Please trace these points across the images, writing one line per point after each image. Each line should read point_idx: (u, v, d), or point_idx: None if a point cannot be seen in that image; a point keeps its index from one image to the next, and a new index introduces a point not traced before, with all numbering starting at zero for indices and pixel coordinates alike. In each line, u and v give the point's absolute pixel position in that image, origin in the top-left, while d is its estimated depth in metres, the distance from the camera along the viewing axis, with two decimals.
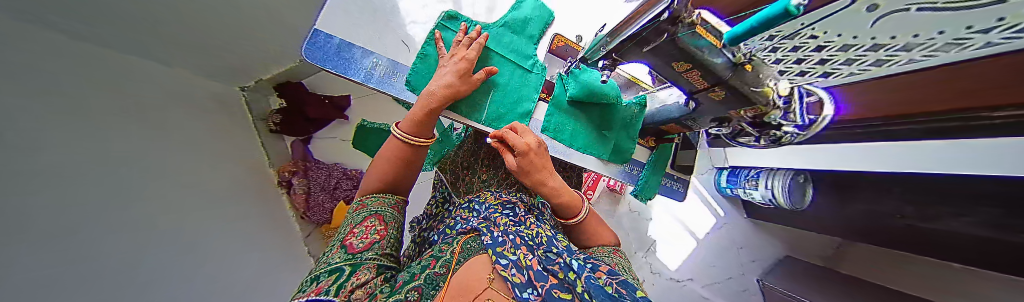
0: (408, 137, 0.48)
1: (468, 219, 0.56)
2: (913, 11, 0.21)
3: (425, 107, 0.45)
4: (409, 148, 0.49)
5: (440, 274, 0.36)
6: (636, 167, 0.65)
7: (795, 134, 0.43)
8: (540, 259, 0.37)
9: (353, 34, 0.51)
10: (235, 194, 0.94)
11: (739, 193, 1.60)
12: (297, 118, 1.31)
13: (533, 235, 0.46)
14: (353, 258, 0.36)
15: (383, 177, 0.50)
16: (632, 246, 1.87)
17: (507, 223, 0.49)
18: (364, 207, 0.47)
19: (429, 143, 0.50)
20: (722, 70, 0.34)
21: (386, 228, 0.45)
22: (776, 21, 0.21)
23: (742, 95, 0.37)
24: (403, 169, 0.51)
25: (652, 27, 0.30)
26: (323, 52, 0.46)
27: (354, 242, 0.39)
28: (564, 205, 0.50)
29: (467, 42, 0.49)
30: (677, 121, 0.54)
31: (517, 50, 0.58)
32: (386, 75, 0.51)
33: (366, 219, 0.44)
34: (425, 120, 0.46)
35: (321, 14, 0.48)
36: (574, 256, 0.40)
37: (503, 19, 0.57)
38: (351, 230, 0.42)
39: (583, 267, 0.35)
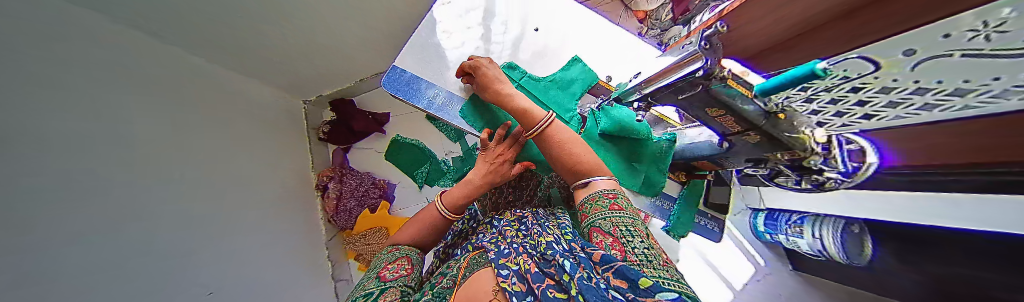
0: (445, 211, 0.54)
1: (484, 235, 0.59)
2: (921, 61, 0.33)
3: (467, 194, 0.54)
4: (444, 220, 0.55)
5: (448, 287, 0.41)
6: (666, 201, 0.65)
7: (839, 179, 0.42)
8: (537, 264, 0.38)
9: (421, 69, 0.62)
10: (268, 192, 1.02)
11: (781, 240, 1.47)
12: (344, 129, 1.48)
13: (536, 244, 0.47)
14: (382, 285, 0.39)
15: (420, 229, 0.54)
16: None
17: (511, 235, 0.52)
18: (395, 250, 0.51)
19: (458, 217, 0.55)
20: (756, 117, 0.37)
21: (412, 267, 0.47)
22: (806, 79, 0.25)
23: (779, 140, 0.39)
24: (434, 236, 0.56)
25: (686, 80, 0.35)
26: (396, 82, 0.58)
27: (386, 274, 0.43)
28: (523, 111, 0.53)
29: (511, 141, 0.55)
30: (709, 159, 0.55)
31: (558, 103, 0.63)
32: (443, 103, 0.60)
33: (399, 258, 0.48)
34: (466, 202, 0.54)
35: (400, 55, 0.62)
36: (570, 256, 0.38)
37: (552, 77, 0.67)
38: (384, 266, 0.45)
39: (578, 267, 0.33)
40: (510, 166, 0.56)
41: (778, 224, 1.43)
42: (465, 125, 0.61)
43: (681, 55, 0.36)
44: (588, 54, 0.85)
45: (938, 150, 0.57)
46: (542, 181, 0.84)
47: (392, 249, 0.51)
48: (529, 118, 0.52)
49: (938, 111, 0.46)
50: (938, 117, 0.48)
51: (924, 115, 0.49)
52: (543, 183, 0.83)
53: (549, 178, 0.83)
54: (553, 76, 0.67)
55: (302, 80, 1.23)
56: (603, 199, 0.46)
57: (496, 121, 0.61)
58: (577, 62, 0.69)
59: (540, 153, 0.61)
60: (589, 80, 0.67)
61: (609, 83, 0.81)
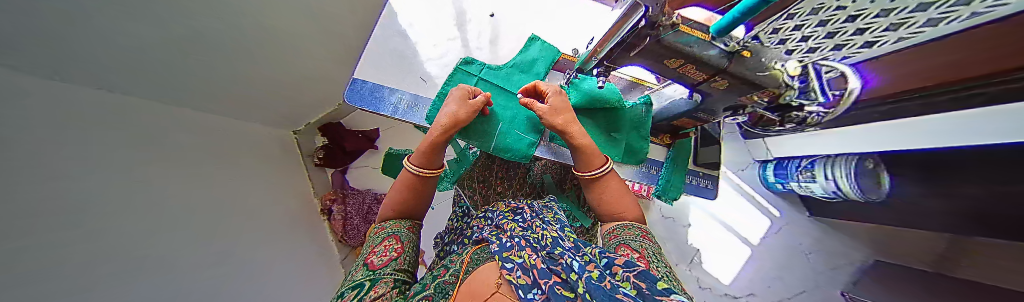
0: (414, 167, 0.53)
1: (482, 227, 0.58)
2: None
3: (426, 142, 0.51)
4: (414, 177, 0.53)
5: (450, 282, 0.38)
6: (654, 166, 0.63)
7: (818, 113, 0.41)
8: (544, 259, 0.33)
9: (381, 76, 0.61)
10: (282, 222, 1.06)
11: (793, 187, 1.45)
12: (337, 151, 1.50)
13: (540, 237, 0.45)
14: (372, 274, 0.36)
15: (400, 199, 0.54)
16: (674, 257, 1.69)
17: (517, 229, 0.50)
18: (383, 230, 0.50)
19: (426, 173, 0.53)
20: (718, 60, 0.34)
21: (402, 246, 0.46)
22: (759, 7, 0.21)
23: (748, 81, 0.36)
24: (412, 198, 0.55)
25: (635, 34, 0.33)
26: (358, 93, 0.57)
27: (374, 260, 0.40)
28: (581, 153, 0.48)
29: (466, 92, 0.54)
30: (689, 115, 0.53)
31: None
32: (409, 106, 0.59)
33: (386, 239, 0.47)
34: (428, 155, 0.51)
35: (358, 66, 0.60)
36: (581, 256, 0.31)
37: (513, 61, 0.66)
38: (373, 249, 0.44)
39: (588, 266, 0.27)
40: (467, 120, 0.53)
41: (788, 172, 1.41)
42: None
43: (622, 10, 0.34)
44: None
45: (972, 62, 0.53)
46: (531, 169, 0.83)
47: (382, 226, 0.52)
48: (587, 160, 0.49)
49: (945, 25, 0.42)
50: (950, 29, 0.45)
51: (933, 31, 0.46)
52: (532, 170, 0.83)
53: (538, 164, 0.82)
54: (514, 59, 0.66)
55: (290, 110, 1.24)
56: (631, 230, 0.43)
57: None
58: (536, 40, 0.67)
59: (515, 142, 0.61)
60: (550, 57, 0.65)
61: (575, 56, 0.77)
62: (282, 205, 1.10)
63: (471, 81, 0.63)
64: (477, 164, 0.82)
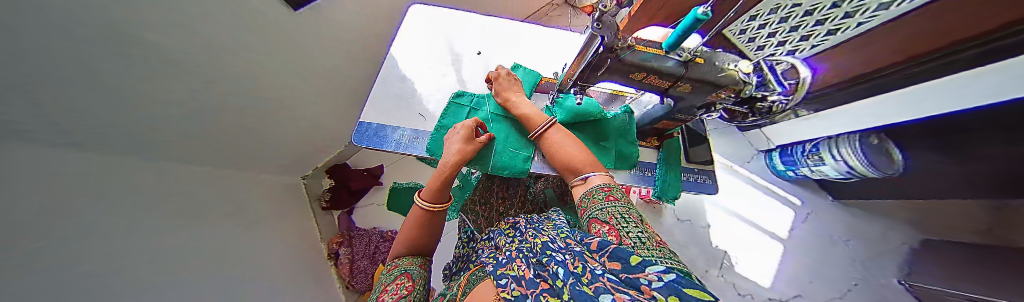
0: (424, 203, 0.55)
1: (483, 250, 0.59)
2: None
3: (438, 175, 0.54)
4: (427, 213, 0.56)
5: None
6: (649, 168, 0.65)
7: (783, 99, 0.44)
8: (533, 273, 0.34)
9: (382, 117, 0.67)
10: (291, 271, 1.04)
11: (806, 173, 1.43)
12: (344, 192, 1.53)
13: (532, 247, 0.46)
14: None
15: (409, 237, 0.55)
16: (700, 264, 1.58)
17: (512, 245, 0.50)
18: (396, 267, 0.50)
19: (440, 207, 0.56)
20: (674, 69, 0.39)
21: (413, 284, 0.45)
22: (694, 28, 0.26)
23: (709, 82, 0.39)
24: (426, 235, 0.56)
25: (598, 56, 0.38)
26: (365, 133, 0.63)
27: (386, 297, 0.40)
28: (522, 116, 0.60)
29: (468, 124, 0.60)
30: (668, 117, 0.55)
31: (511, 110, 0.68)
32: (409, 140, 0.65)
33: (398, 277, 0.46)
34: (439, 186, 0.54)
35: (364, 111, 0.68)
36: (568, 260, 0.31)
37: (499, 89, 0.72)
38: (385, 288, 0.43)
39: (568, 268, 0.28)
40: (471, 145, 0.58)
41: (796, 158, 1.42)
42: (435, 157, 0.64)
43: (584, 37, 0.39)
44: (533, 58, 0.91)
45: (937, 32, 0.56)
46: (530, 184, 0.85)
47: (397, 261, 0.51)
48: (529, 122, 0.59)
49: None
50: None
51: None
52: (531, 186, 0.84)
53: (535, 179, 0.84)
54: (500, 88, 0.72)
55: (298, 157, 1.30)
56: (600, 194, 0.42)
57: None
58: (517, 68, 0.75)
59: (512, 159, 0.64)
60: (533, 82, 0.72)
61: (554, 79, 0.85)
62: (291, 252, 1.10)
63: (463, 112, 0.69)
64: (478, 187, 0.84)
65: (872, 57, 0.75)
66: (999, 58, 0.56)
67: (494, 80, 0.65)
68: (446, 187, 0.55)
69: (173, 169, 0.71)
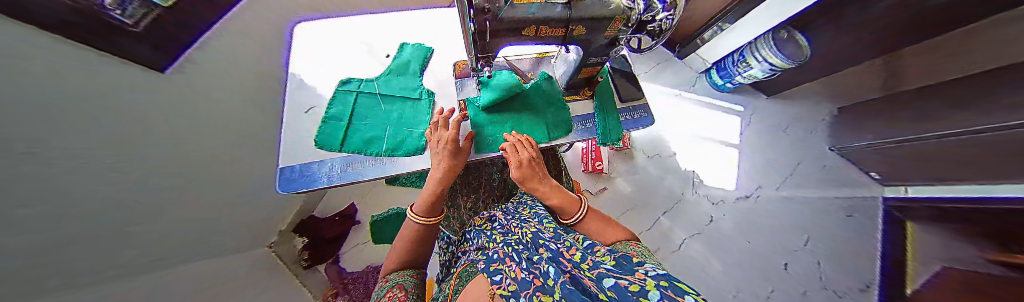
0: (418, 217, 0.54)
1: (467, 252, 0.59)
2: None
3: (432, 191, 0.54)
4: (421, 227, 0.55)
5: None
6: (587, 120, 0.66)
7: (670, 15, 0.40)
8: (522, 270, 0.35)
9: (302, 152, 0.59)
10: None
11: (738, 81, 1.61)
12: (320, 244, 1.37)
13: (519, 238, 0.51)
14: None
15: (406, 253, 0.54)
16: (675, 188, 1.74)
17: (497, 238, 0.54)
18: (389, 281, 0.50)
19: (436, 220, 0.55)
20: (554, 14, 0.37)
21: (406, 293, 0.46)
22: None
23: (593, 19, 0.39)
24: (420, 247, 0.56)
25: (474, 21, 0.36)
26: (290, 176, 0.56)
27: None
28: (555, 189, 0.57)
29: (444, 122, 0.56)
30: (587, 66, 0.55)
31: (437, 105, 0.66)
32: (343, 170, 0.58)
33: (389, 291, 0.47)
34: (434, 200, 0.54)
35: (280, 156, 0.58)
36: (564, 257, 0.40)
37: (421, 86, 0.68)
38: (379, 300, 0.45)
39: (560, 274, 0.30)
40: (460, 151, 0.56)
41: (729, 71, 1.59)
42: (375, 175, 0.58)
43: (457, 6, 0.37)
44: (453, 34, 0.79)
45: None
46: (494, 172, 0.84)
47: (389, 277, 0.52)
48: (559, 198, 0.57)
49: None
50: None
51: None
52: (495, 173, 0.83)
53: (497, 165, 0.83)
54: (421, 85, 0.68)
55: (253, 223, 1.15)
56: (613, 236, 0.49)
57: (396, 152, 0.59)
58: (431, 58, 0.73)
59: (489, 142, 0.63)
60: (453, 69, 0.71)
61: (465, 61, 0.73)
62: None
63: (389, 118, 0.64)
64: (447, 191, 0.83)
65: None
66: None
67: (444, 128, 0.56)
68: (439, 201, 0.56)
69: None
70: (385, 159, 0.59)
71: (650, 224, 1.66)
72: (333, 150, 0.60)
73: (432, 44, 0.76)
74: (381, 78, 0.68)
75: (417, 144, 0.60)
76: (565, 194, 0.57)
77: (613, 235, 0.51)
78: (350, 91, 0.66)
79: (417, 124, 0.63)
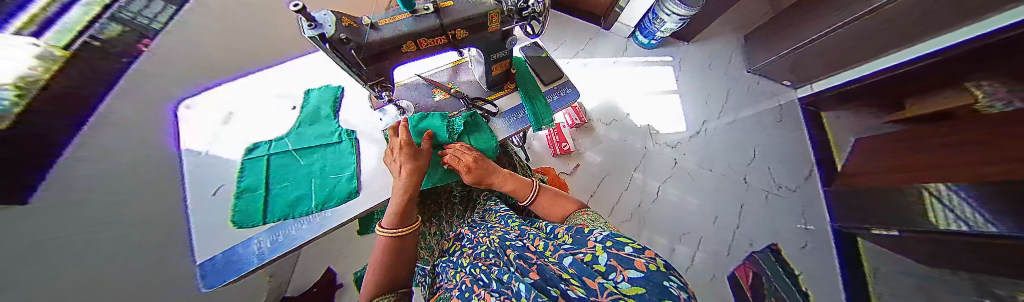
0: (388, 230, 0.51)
1: (440, 280, 0.53)
2: None
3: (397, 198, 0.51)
4: (392, 241, 0.51)
5: None
6: (517, 112, 0.68)
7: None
8: (494, 282, 0.32)
9: (215, 239, 0.51)
10: None
11: (660, 35, 1.79)
12: None
13: (490, 250, 0.46)
14: None
15: (383, 272, 0.46)
16: (638, 145, 1.85)
17: (465, 260, 0.48)
18: None
19: (407, 230, 0.52)
20: (422, 26, 0.37)
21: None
22: None
23: (465, 21, 0.40)
24: (397, 266, 0.50)
25: (337, 54, 0.34)
26: (208, 271, 0.48)
27: None
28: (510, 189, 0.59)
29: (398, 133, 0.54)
30: (493, 64, 0.56)
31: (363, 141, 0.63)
32: (273, 242, 0.52)
33: None
34: (400, 209, 0.51)
35: (194, 249, 0.51)
36: (529, 251, 0.39)
37: (339, 127, 0.64)
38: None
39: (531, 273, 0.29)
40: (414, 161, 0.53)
41: (649, 28, 1.75)
42: (310, 234, 0.53)
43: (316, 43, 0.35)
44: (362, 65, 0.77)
45: None
46: (455, 187, 0.83)
47: None
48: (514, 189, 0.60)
49: None
50: None
51: None
52: (456, 188, 0.82)
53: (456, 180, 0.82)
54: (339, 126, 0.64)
55: None
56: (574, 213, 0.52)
57: (328, 203, 0.55)
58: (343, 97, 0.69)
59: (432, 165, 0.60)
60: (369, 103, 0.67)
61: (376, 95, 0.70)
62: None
63: (313, 170, 0.59)
64: None
65: None
66: None
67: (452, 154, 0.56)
68: (408, 211, 0.53)
69: None
70: (317, 215, 0.54)
71: (627, 184, 1.75)
72: (256, 224, 0.53)
73: (342, 81, 0.72)
74: (291, 133, 0.63)
75: (349, 189, 0.57)
76: (519, 179, 0.60)
77: (563, 211, 0.54)
78: (261, 157, 0.59)
79: (345, 167, 0.59)
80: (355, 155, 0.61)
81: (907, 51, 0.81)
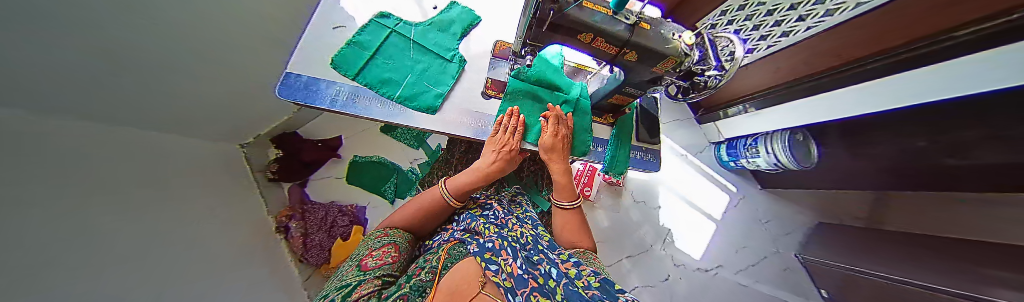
0: (448, 196, 0.59)
1: (455, 228, 0.57)
2: None
3: (470, 178, 0.59)
4: (443, 204, 0.59)
5: (427, 280, 0.38)
6: (600, 144, 0.69)
7: (719, 75, 0.41)
8: (520, 264, 0.38)
9: (319, 69, 0.57)
10: (241, 241, 0.92)
11: (742, 164, 1.64)
12: (294, 163, 1.30)
13: (518, 235, 0.50)
14: (362, 276, 0.38)
15: (415, 215, 0.58)
16: (646, 239, 1.76)
17: (492, 227, 0.51)
18: (385, 236, 0.52)
19: (459, 204, 0.61)
20: (621, 32, 0.38)
21: (398, 255, 0.48)
22: None
23: (649, 48, 0.40)
24: (429, 217, 0.60)
25: (540, 9, 0.36)
26: (292, 89, 0.53)
27: (368, 262, 0.42)
28: (559, 185, 0.62)
29: (511, 128, 0.59)
30: (620, 92, 0.56)
31: (461, 72, 0.65)
32: (349, 99, 0.55)
33: (385, 245, 0.48)
34: (467, 186, 0.59)
35: (292, 59, 0.55)
36: (558, 265, 0.42)
37: (455, 50, 0.67)
38: (368, 253, 0.46)
39: (562, 279, 0.35)
40: (502, 160, 0.58)
41: (737, 151, 1.59)
42: (378, 113, 0.56)
43: None
44: (503, 9, 0.78)
45: (917, 23, 0.62)
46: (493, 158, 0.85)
47: (389, 229, 0.54)
48: (564, 194, 0.63)
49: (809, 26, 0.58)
50: None
51: None
52: None
53: None
54: (456, 49, 0.67)
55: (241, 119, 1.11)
56: (589, 256, 0.55)
57: (409, 101, 0.58)
58: (474, 26, 0.72)
59: (532, 122, 0.63)
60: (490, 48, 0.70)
61: (504, 43, 0.71)
62: (241, 226, 0.97)
63: (415, 67, 0.63)
64: (450, 162, 0.85)
65: (842, 36, 0.81)
66: (923, 65, 0.67)
67: (553, 136, 0.59)
68: (471, 188, 0.61)
69: (114, 107, 0.58)
70: (395, 105, 0.58)
71: (612, 261, 1.68)
72: (347, 75, 0.57)
73: (482, 14, 0.75)
74: (420, 27, 0.67)
75: (431, 104, 0.59)
76: (568, 179, 0.62)
77: (576, 239, 0.61)
78: (386, 27, 0.64)
79: (439, 82, 0.62)
80: (453, 80, 0.63)
81: None
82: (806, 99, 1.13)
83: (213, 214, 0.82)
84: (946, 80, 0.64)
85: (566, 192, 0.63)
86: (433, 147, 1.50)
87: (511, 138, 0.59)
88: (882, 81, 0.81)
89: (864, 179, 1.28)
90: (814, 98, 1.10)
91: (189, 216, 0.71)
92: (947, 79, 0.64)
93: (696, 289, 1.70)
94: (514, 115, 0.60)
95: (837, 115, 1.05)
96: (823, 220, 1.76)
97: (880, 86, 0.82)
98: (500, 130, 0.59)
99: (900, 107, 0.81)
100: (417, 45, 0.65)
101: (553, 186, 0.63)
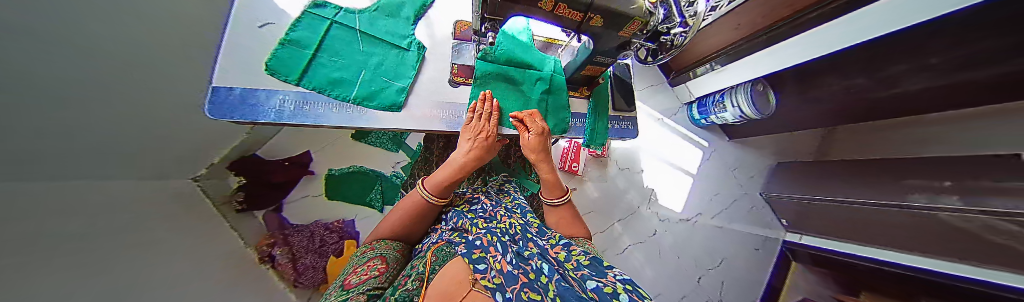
0: (430, 196, 0.56)
1: (442, 230, 0.56)
2: None
3: (449, 173, 0.56)
4: (428, 204, 0.57)
5: (415, 288, 0.36)
6: (579, 120, 0.68)
7: (683, 33, 0.42)
8: (511, 259, 0.38)
9: (253, 78, 0.48)
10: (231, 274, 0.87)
11: (712, 120, 1.76)
12: (261, 188, 1.18)
13: (508, 227, 0.50)
14: (344, 294, 0.36)
15: (398, 223, 0.56)
16: (634, 203, 1.88)
17: (480, 223, 0.50)
18: (371, 250, 0.50)
19: (445, 201, 0.58)
20: None
21: (386, 266, 0.46)
22: None
23: (614, 11, 0.38)
24: (415, 223, 0.58)
25: None
26: (224, 104, 0.45)
27: (352, 280, 0.40)
28: (548, 183, 0.62)
29: (486, 115, 0.56)
30: (592, 62, 0.55)
31: (422, 60, 0.60)
32: (297, 108, 0.49)
33: (371, 259, 0.46)
34: (449, 182, 0.56)
35: (214, 69, 0.46)
36: (548, 251, 0.43)
37: (412, 36, 0.61)
38: (354, 270, 0.43)
39: (553, 268, 0.36)
40: (482, 148, 0.56)
41: (707, 108, 1.69)
42: (336, 118, 0.50)
43: None
44: None
45: None
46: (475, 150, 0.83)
47: (375, 243, 0.52)
48: (553, 191, 0.63)
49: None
50: None
51: None
52: None
53: None
54: (412, 36, 0.61)
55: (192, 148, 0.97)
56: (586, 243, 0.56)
57: (370, 100, 0.53)
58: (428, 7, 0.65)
59: (507, 106, 0.60)
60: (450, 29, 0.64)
61: (464, 23, 0.65)
62: (224, 260, 0.90)
63: (369, 61, 0.56)
64: (430, 161, 0.81)
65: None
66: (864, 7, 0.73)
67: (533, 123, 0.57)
68: (454, 183, 0.58)
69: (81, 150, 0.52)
70: (354, 107, 0.52)
71: (604, 228, 1.79)
72: (289, 80, 0.50)
73: None
74: (366, 13, 0.59)
75: (394, 100, 0.54)
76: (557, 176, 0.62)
77: (571, 230, 0.61)
78: (325, 18, 0.56)
79: (399, 75, 0.56)
80: (415, 71, 0.58)
81: (976, 271, 0.80)
82: (760, 53, 1.22)
83: (195, 251, 0.76)
84: (886, 16, 0.71)
85: (555, 190, 0.63)
86: (414, 147, 1.44)
87: (487, 125, 0.57)
88: (827, 27, 0.89)
89: (812, 118, 1.44)
90: (767, 52, 1.19)
91: (179, 254, 0.68)
92: (886, 15, 0.71)
93: (681, 239, 1.88)
94: (488, 101, 0.57)
95: (785, 65, 1.16)
96: (780, 159, 1.99)
97: (826, 32, 0.91)
98: (473, 117, 0.56)
99: (840, 49, 0.91)
100: (367, 35, 0.58)
101: (541, 182, 0.63)
